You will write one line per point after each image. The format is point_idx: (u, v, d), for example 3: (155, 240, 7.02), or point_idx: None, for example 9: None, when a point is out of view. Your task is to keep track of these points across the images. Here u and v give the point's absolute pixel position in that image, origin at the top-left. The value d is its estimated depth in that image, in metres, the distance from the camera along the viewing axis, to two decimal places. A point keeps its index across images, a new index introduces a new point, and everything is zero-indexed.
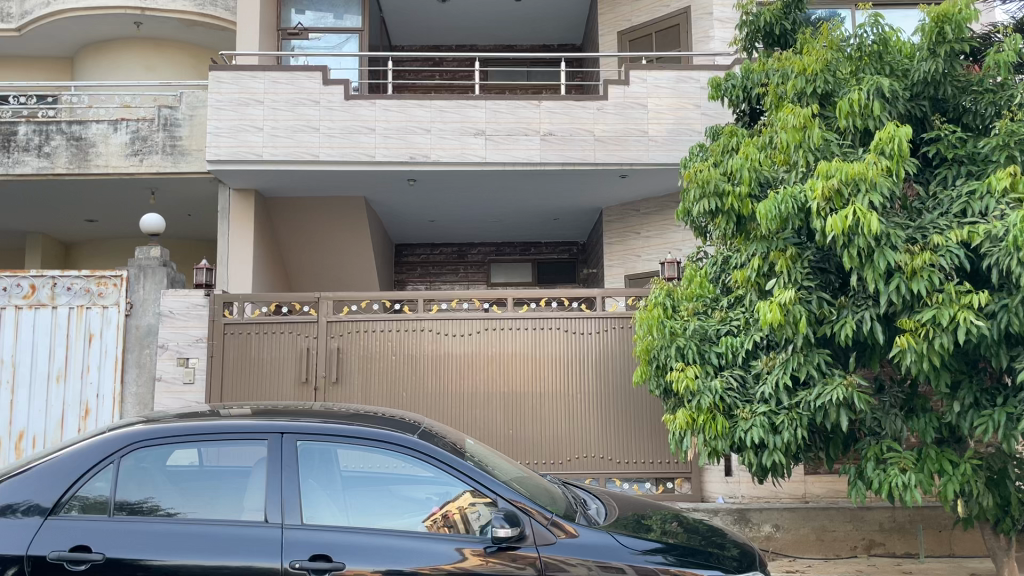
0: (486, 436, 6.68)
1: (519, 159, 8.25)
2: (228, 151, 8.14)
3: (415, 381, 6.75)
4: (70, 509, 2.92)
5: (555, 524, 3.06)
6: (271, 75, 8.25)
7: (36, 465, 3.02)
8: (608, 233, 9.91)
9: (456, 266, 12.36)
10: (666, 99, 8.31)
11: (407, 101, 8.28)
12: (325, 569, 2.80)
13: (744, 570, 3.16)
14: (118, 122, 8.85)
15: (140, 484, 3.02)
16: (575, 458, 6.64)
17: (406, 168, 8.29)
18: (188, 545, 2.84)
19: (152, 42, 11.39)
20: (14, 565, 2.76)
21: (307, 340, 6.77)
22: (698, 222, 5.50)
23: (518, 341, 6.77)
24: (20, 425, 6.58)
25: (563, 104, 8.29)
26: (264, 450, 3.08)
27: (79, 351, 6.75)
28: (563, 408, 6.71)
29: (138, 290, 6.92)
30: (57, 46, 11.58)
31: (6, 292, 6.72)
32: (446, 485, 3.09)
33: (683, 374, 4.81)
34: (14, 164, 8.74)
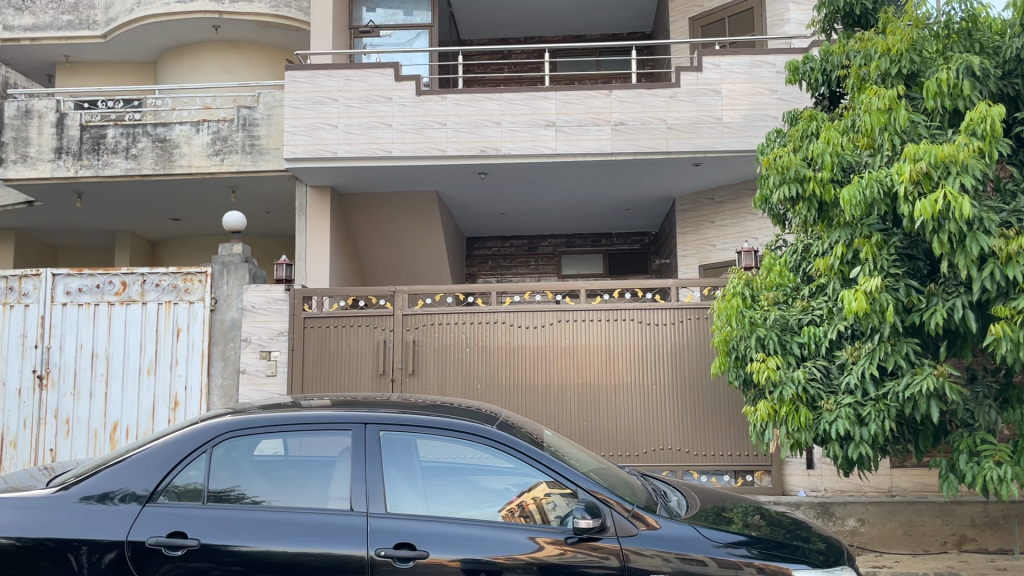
0: (561, 427, 6.70)
1: (590, 150, 8.20)
2: (305, 149, 8.33)
3: (489, 374, 6.80)
4: (166, 496, 3.04)
5: (636, 516, 3.05)
6: (344, 73, 8.39)
7: (131, 456, 3.16)
8: (682, 222, 9.79)
9: (527, 258, 12.39)
10: (740, 84, 8.14)
11: (478, 94, 8.31)
12: (410, 557, 2.86)
13: (832, 564, 3.10)
14: (200, 123, 9.14)
15: (229, 473, 3.12)
16: (650, 450, 6.59)
17: (477, 161, 8.34)
18: (278, 532, 2.92)
19: (230, 45, 11.71)
20: (114, 549, 2.88)
21: (383, 333, 6.88)
22: (777, 210, 5.37)
23: (592, 332, 6.75)
24: (114, 417, 6.88)
25: (633, 93, 8.19)
26: (348, 440, 3.16)
27: (168, 345, 7.00)
28: (638, 402, 6.66)
29: (222, 286, 7.13)
30: (141, 51, 12.01)
31: (98, 289, 7.03)
32: (526, 476, 3.11)
33: (765, 364, 4.71)
34: (104, 166, 9.12)
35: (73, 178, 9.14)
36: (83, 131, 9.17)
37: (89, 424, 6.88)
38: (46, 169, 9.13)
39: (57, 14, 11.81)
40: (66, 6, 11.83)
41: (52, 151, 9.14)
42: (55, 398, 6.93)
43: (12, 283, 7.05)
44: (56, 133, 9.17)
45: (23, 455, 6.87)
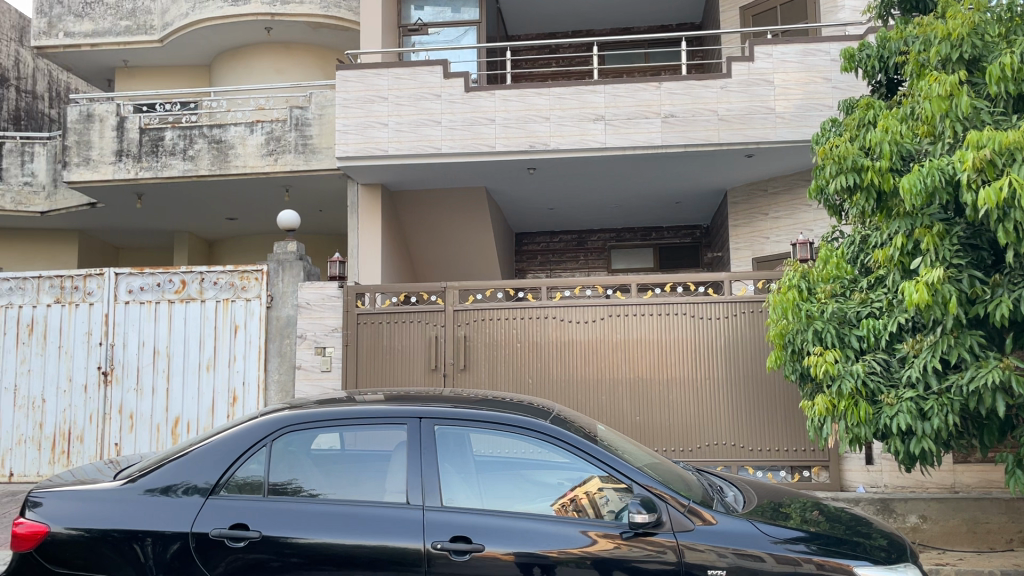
0: (613, 421, 6.67)
1: (640, 143, 8.14)
2: (356, 148, 8.44)
3: (541, 369, 6.81)
4: (228, 489, 3.11)
5: (693, 511, 3.03)
6: (394, 72, 8.46)
7: (193, 449, 3.24)
8: (734, 215, 9.67)
9: (576, 253, 12.36)
10: (794, 74, 8.00)
11: (526, 90, 8.31)
12: (465, 550, 2.88)
13: (894, 561, 3.03)
14: (254, 124, 9.31)
15: (289, 466, 3.18)
16: (704, 445, 6.52)
17: (527, 157, 8.35)
18: (336, 525, 2.97)
19: (282, 46, 11.91)
20: (179, 540, 2.96)
21: (435, 328, 6.93)
22: (833, 201, 5.28)
23: (643, 327, 6.71)
24: (176, 412, 7.07)
25: (683, 85, 8.11)
26: (403, 434, 3.19)
27: (226, 342, 7.16)
28: (691, 396, 6.59)
29: (278, 283, 7.25)
30: (196, 54, 12.29)
31: (159, 288, 7.22)
32: (580, 471, 3.11)
33: (822, 358, 4.63)
34: (162, 167, 9.35)
35: (133, 179, 9.39)
36: (143, 133, 9.42)
37: (151, 419, 7.08)
38: (108, 171, 9.40)
39: (116, 20, 12.09)
40: (124, 12, 12.10)
41: (112, 154, 9.40)
42: (119, 393, 7.14)
43: (77, 282, 7.27)
44: (116, 136, 9.43)
45: (89, 449, 7.10)
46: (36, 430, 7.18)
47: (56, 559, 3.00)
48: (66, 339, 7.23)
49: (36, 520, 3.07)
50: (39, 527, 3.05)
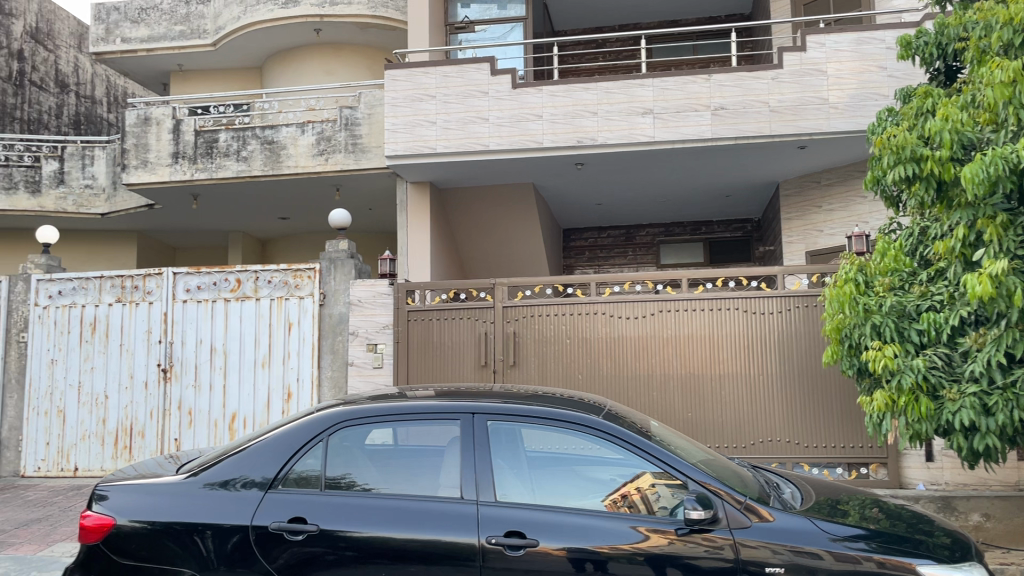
0: (665, 418, 6.62)
1: (690, 136, 8.06)
2: (404, 146, 8.51)
3: (591, 365, 6.78)
4: (286, 483, 3.17)
5: (749, 509, 2.99)
6: (441, 70, 8.51)
7: (250, 445, 3.31)
8: (787, 207, 9.52)
9: (625, 249, 12.30)
10: (848, 63, 7.83)
11: (574, 85, 8.28)
12: (519, 545, 2.89)
13: (957, 560, 2.95)
14: (305, 124, 9.44)
15: (344, 461, 3.23)
16: (758, 442, 6.44)
17: (575, 152, 8.32)
18: (390, 518, 3.00)
19: (331, 47, 12.04)
20: (239, 533, 3.03)
21: (484, 325, 6.96)
22: (890, 192, 5.16)
23: (694, 322, 6.65)
24: (233, 408, 7.22)
25: (734, 76, 8.00)
26: (456, 430, 3.22)
27: (280, 339, 7.29)
28: (745, 392, 6.51)
29: (330, 281, 7.34)
30: (248, 57, 12.52)
31: (215, 287, 7.39)
32: (633, 467, 3.10)
33: (881, 352, 4.52)
34: (217, 168, 9.54)
35: (189, 180, 9.61)
36: (197, 136, 9.62)
37: (209, 415, 7.24)
38: (165, 173, 9.64)
39: (170, 25, 12.36)
40: (178, 17, 12.37)
41: (169, 157, 9.64)
42: (178, 390, 7.31)
43: (137, 282, 7.50)
44: (172, 139, 9.66)
45: (150, 444, 7.28)
46: (99, 426, 7.39)
47: (122, 551, 3.09)
48: (127, 337, 7.44)
49: (103, 513, 3.17)
50: (105, 519, 3.14)
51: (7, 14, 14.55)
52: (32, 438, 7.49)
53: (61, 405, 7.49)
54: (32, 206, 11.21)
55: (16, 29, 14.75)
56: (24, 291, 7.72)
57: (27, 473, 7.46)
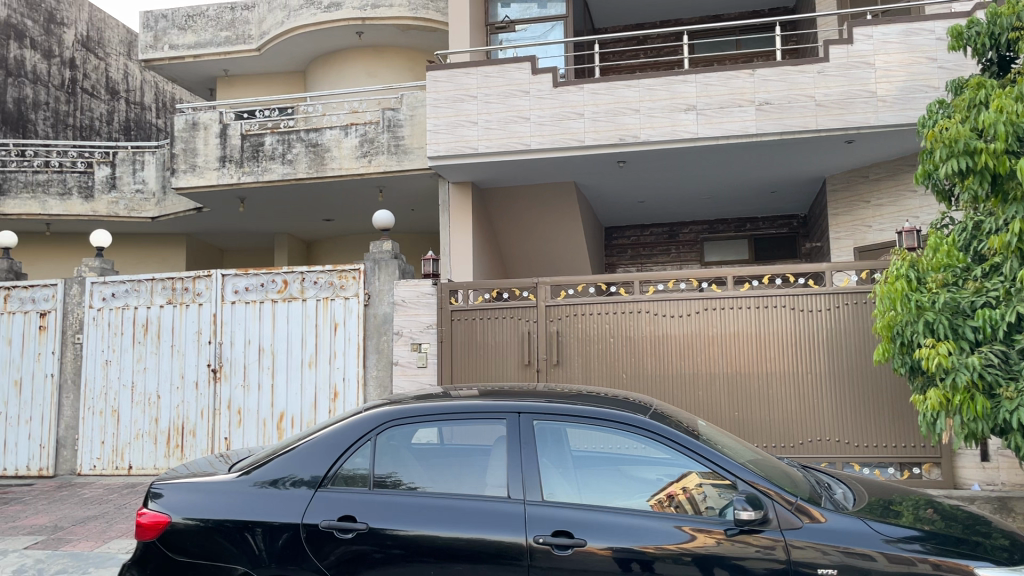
0: (712, 417, 6.56)
1: (734, 132, 7.97)
2: (447, 147, 8.55)
3: (636, 364, 6.75)
4: (335, 482, 3.21)
5: (801, 509, 2.96)
6: (482, 70, 8.54)
7: (299, 445, 3.36)
8: (834, 203, 9.37)
9: (668, 246, 12.22)
10: (897, 55, 7.67)
11: (615, 82, 8.25)
12: (567, 544, 2.89)
13: (1018, 563, 2.87)
14: (349, 127, 9.54)
15: (391, 460, 3.25)
16: (807, 441, 6.35)
17: (616, 150, 8.28)
18: (437, 517, 3.02)
19: (373, 49, 12.14)
20: (290, 531, 3.07)
21: (528, 324, 6.97)
22: (942, 185, 5.06)
23: (740, 320, 6.57)
24: (281, 408, 7.33)
25: (778, 71, 7.90)
26: (502, 429, 3.23)
27: (327, 339, 7.38)
28: (793, 392, 6.42)
29: (374, 282, 7.40)
30: (292, 61, 12.69)
31: (263, 288, 7.51)
32: (680, 467, 3.08)
33: (935, 350, 4.44)
34: (263, 171, 9.69)
35: (236, 184, 9.77)
36: (244, 140, 9.78)
37: (258, 414, 7.36)
38: (213, 177, 9.81)
39: (217, 31, 12.58)
40: (224, 23, 12.57)
41: (217, 160, 9.81)
42: (228, 390, 7.45)
43: (187, 284, 7.65)
44: (220, 143, 9.84)
45: (201, 443, 7.42)
46: (152, 425, 7.55)
47: (176, 548, 3.16)
48: (178, 338, 7.60)
49: (158, 510, 3.24)
50: (160, 517, 3.21)
51: (59, 24, 14.99)
52: (88, 437, 7.69)
53: (115, 404, 7.67)
54: (86, 211, 11.51)
55: (67, 38, 15.17)
56: (80, 293, 7.93)
57: (83, 472, 7.67)
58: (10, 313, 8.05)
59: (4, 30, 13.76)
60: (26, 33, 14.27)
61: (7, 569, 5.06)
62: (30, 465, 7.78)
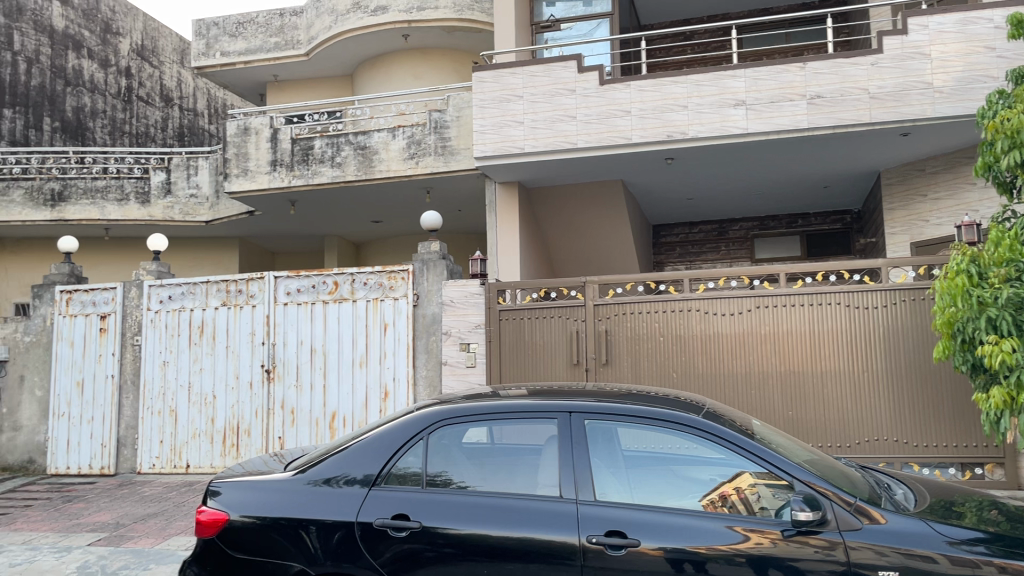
0: (766, 417, 6.47)
1: (784, 126, 7.85)
2: (494, 147, 8.58)
3: (686, 363, 6.68)
4: (389, 480, 3.24)
5: (860, 510, 2.90)
6: (528, 70, 8.54)
7: (351, 445, 3.39)
8: (889, 197, 9.17)
9: (717, 244, 12.09)
10: (953, 45, 7.47)
11: (662, 78, 8.18)
12: (620, 545, 2.87)
13: None
14: (396, 129, 9.63)
15: (443, 459, 3.27)
16: (864, 441, 6.22)
17: (665, 147, 8.21)
18: (488, 516, 3.03)
19: (419, 52, 12.23)
20: (345, 529, 3.11)
21: (576, 324, 6.95)
22: (1004, 177, 4.95)
23: (793, 318, 6.47)
24: (333, 407, 7.43)
25: (830, 64, 7.75)
26: (554, 429, 3.22)
27: (377, 339, 7.45)
28: (849, 391, 6.30)
29: (423, 282, 7.45)
30: (340, 65, 12.84)
31: (315, 290, 7.62)
32: (734, 467, 3.04)
33: (998, 348, 4.42)
34: (313, 175, 9.82)
35: (287, 187, 9.93)
36: (294, 143, 9.93)
37: (311, 413, 7.48)
38: (264, 181, 9.97)
39: (266, 37, 12.77)
40: (273, 29, 12.77)
41: (267, 165, 9.97)
42: (281, 390, 7.57)
43: (241, 286, 7.80)
44: (270, 147, 9.99)
45: (256, 442, 7.55)
46: (208, 425, 7.71)
47: (234, 545, 3.21)
48: (233, 339, 7.76)
49: (217, 508, 3.31)
50: (219, 515, 3.28)
51: (114, 33, 15.41)
52: (147, 436, 7.88)
53: (173, 404, 7.85)
54: (142, 216, 11.79)
55: (123, 47, 15.59)
56: (138, 295, 8.13)
57: (142, 470, 7.86)
58: (72, 316, 8.30)
59: (61, 40, 14.29)
60: (83, 43, 14.74)
61: (72, 565, 5.21)
62: (92, 465, 8.00)
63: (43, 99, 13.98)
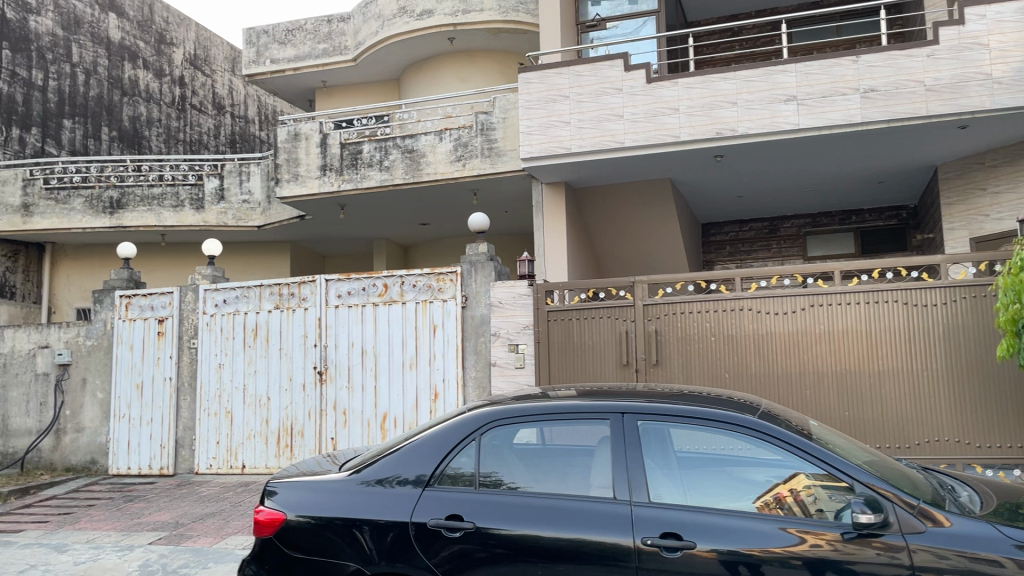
0: (821, 418, 6.35)
1: (836, 121, 7.70)
2: (540, 147, 8.58)
3: (738, 363, 6.59)
4: (442, 481, 3.25)
5: (924, 513, 2.83)
6: (574, 70, 8.52)
7: (403, 447, 3.42)
8: (947, 192, 8.94)
9: (768, 242, 11.91)
10: (1012, 34, 7.26)
11: (711, 75, 8.10)
12: (676, 547, 2.85)
13: None
14: (443, 132, 9.68)
15: (495, 459, 3.27)
16: (924, 441, 6.07)
17: (714, 144, 8.13)
18: (541, 517, 3.03)
19: (465, 54, 12.30)
20: (400, 530, 3.13)
21: (625, 324, 6.90)
22: None
23: (849, 316, 6.35)
24: (384, 408, 7.50)
25: (884, 56, 7.59)
26: (606, 430, 3.20)
27: (426, 340, 7.50)
28: (908, 390, 6.16)
29: (471, 284, 7.48)
30: (387, 69, 12.96)
31: (365, 292, 7.72)
32: (791, 467, 2.99)
33: None
34: (362, 178, 9.93)
35: (336, 191, 10.06)
36: (343, 148, 10.06)
37: (362, 415, 7.56)
38: (315, 186, 10.14)
39: (315, 44, 12.96)
40: (322, 36, 12.94)
41: (318, 169, 10.13)
42: (334, 392, 7.68)
43: (293, 289, 7.94)
44: (320, 152, 10.16)
45: (309, 443, 7.67)
46: (263, 426, 7.84)
47: (291, 545, 3.26)
48: (286, 341, 7.89)
49: (274, 508, 3.36)
50: (276, 514, 3.33)
51: (168, 44, 15.80)
52: (204, 437, 8.04)
53: (228, 405, 8.01)
54: (197, 221, 12.05)
55: (176, 57, 15.98)
56: (194, 299, 8.32)
57: (200, 471, 8.02)
58: (131, 320, 8.51)
59: (117, 51, 14.69)
60: (139, 54, 15.13)
61: (133, 564, 5.34)
62: (152, 465, 8.19)
63: (101, 109, 14.38)
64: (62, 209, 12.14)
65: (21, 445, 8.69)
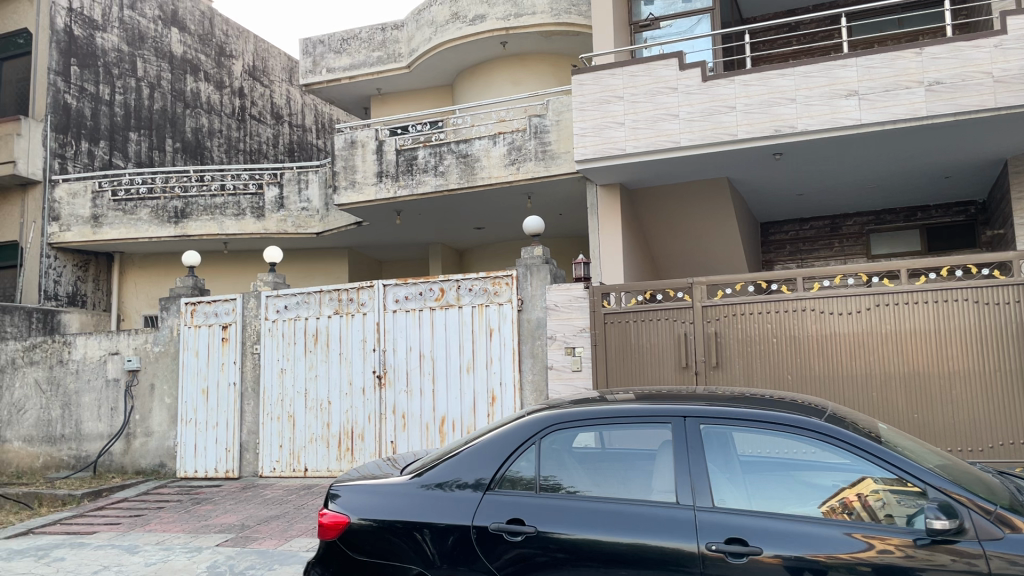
0: (889, 419, 6.19)
1: (900, 115, 7.50)
2: (595, 149, 8.54)
3: (802, 364, 6.46)
4: (502, 485, 3.25)
5: (1001, 519, 2.74)
6: (628, 70, 8.47)
7: (462, 451, 3.43)
8: (1018, 185, 8.63)
9: (830, 240, 11.67)
10: None
11: (768, 72, 7.97)
12: (742, 552, 2.80)
13: None
14: (497, 136, 9.70)
15: (555, 463, 3.26)
16: (999, 445, 5.87)
17: (772, 142, 7.99)
18: (603, 521, 3.01)
19: (517, 58, 12.32)
20: (461, 533, 3.14)
21: (684, 325, 6.82)
22: None
23: (916, 316, 6.17)
24: (442, 411, 7.56)
25: (949, 48, 7.38)
26: (668, 433, 3.16)
27: (483, 344, 7.52)
28: (980, 391, 5.96)
29: (527, 287, 7.47)
30: (441, 75, 13.07)
31: (422, 296, 7.78)
32: (860, 471, 2.92)
33: None
34: (417, 184, 10.03)
35: (393, 197, 10.18)
36: (399, 154, 10.17)
37: (421, 418, 7.63)
38: (371, 192, 10.26)
39: (369, 52, 13.13)
40: (376, 44, 13.09)
41: (374, 176, 10.26)
42: (392, 396, 7.76)
43: (352, 295, 8.06)
44: (376, 159, 10.29)
45: (369, 446, 7.76)
46: (324, 429, 7.97)
47: (355, 547, 3.30)
48: (346, 346, 8.01)
49: (338, 510, 3.40)
50: (340, 517, 3.37)
51: (228, 56, 16.23)
52: (267, 441, 8.20)
53: (290, 410, 8.15)
54: (258, 229, 12.31)
55: (236, 69, 16.40)
56: (256, 306, 8.50)
57: (264, 474, 8.19)
58: (196, 327, 8.72)
59: (180, 65, 15.15)
60: (200, 67, 15.59)
61: (202, 565, 5.47)
62: (217, 468, 8.37)
63: (165, 122, 14.83)
64: (129, 219, 12.53)
65: (94, 449, 8.98)
